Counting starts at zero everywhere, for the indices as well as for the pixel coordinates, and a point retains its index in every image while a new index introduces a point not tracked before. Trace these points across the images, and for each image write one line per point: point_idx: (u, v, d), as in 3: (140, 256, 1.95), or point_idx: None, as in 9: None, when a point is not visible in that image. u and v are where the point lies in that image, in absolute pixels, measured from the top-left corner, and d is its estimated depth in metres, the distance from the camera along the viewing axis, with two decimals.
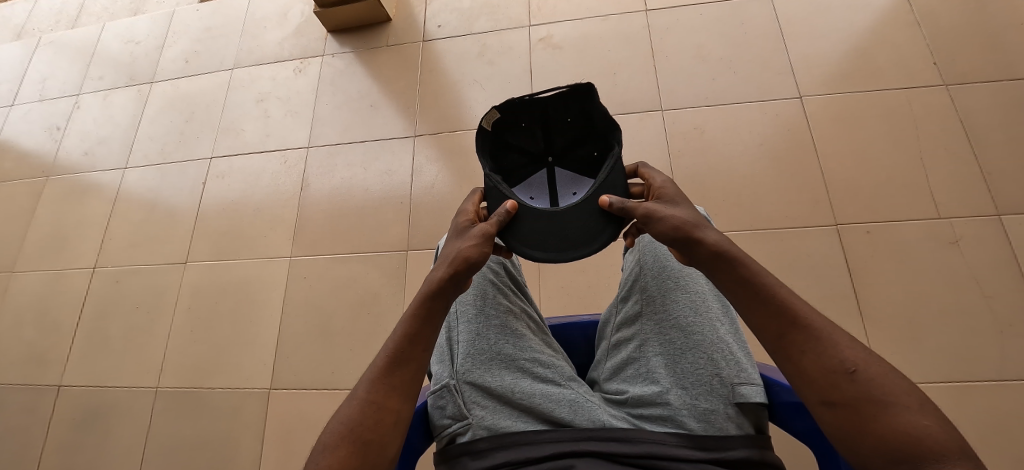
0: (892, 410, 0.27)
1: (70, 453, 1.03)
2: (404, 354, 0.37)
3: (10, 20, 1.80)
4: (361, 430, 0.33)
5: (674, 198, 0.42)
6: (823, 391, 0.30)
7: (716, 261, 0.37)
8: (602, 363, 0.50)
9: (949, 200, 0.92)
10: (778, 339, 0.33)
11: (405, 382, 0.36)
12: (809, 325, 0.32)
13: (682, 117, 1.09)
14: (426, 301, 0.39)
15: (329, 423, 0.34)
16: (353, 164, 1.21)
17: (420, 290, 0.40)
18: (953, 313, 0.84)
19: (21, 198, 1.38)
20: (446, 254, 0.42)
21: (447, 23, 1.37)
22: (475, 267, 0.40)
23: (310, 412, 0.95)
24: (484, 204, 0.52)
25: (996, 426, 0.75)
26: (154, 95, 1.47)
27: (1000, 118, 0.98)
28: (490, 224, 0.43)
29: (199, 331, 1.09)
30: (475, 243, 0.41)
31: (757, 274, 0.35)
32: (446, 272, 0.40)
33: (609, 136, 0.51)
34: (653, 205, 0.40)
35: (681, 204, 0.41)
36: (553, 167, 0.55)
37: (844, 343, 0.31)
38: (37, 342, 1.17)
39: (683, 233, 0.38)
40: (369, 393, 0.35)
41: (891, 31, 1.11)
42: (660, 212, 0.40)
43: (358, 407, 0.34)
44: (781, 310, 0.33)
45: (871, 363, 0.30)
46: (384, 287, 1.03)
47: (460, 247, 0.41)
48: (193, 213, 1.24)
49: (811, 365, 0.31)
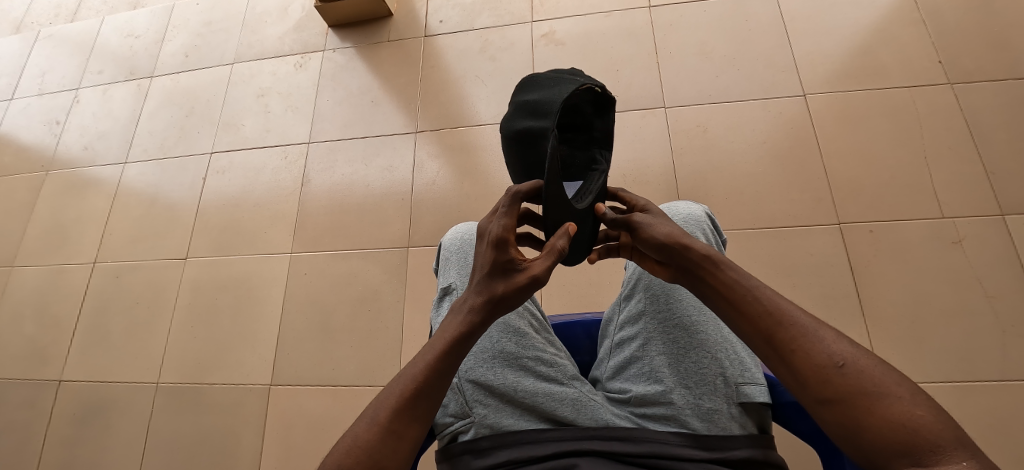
0: (886, 403, 0.27)
1: (71, 448, 1.04)
2: (427, 387, 0.35)
3: (10, 13, 1.79)
4: (378, 457, 0.32)
5: (656, 209, 0.45)
6: (817, 389, 0.29)
7: (699, 270, 0.38)
8: (605, 362, 0.50)
9: (953, 199, 0.92)
10: (769, 339, 0.32)
11: (425, 409, 0.35)
12: (794, 323, 0.32)
13: (684, 115, 1.09)
14: (455, 341, 0.37)
15: (342, 447, 0.33)
16: (354, 159, 1.21)
17: (443, 327, 0.38)
18: (956, 313, 0.83)
19: (21, 193, 1.38)
20: (480, 284, 0.38)
21: (449, 19, 1.35)
22: (510, 306, 0.39)
23: (310, 408, 0.95)
24: (516, 195, 0.40)
25: (996, 426, 0.75)
26: (155, 89, 1.47)
27: (1004, 117, 0.98)
28: (538, 265, 0.38)
29: (200, 326, 1.09)
30: (519, 294, 0.38)
31: (741, 277, 0.36)
32: (475, 319, 0.37)
33: (577, 144, 0.54)
34: (644, 216, 0.43)
35: (664, 215, 0.44)
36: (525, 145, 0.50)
37: (830, 338, 0.30)
38: (37, 337, 1.17)
39: (673, 242, 0.39)
40: (386, 419, 0.34)
41: (897, 29, 1.10)
42: (643, 222, 0.43)
43: (377, 434, 0.33)
44: (767, 310, 0.33)
45: (858, 357, 0.29)
46: (385, 283, 1.03)
47: (498, 291, 0.38)
48: (193, 208, 1.24)
49: (801, 362, 0.30)
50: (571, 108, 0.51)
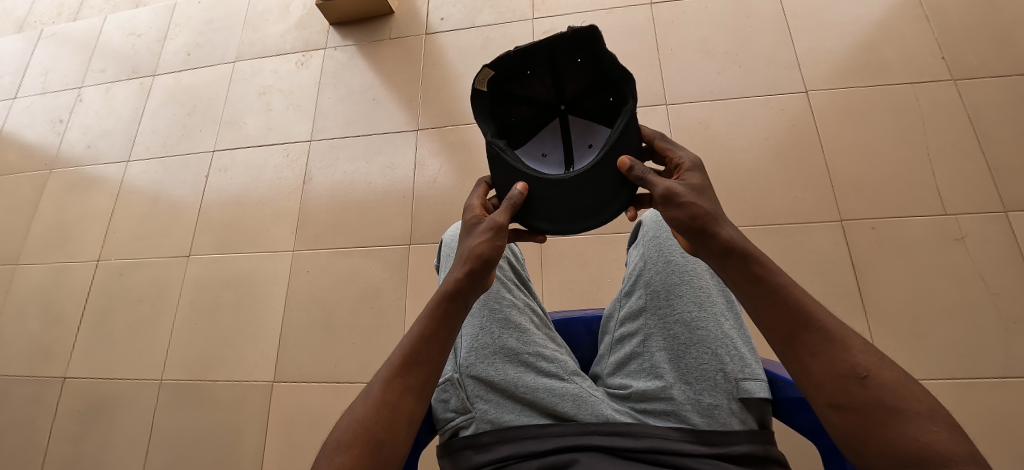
0: (905, 418, 0.26)
1: (77, 444, 1.04)
2: (422, 355, 0.36)
3: (13, 12, 1.79)
4: (374, 429, 0.32)
5: (697, 181, 0.39)
6: (832, 394, 0.29)
7: (727, 258, 0.35)
8: (605, 358, 0.50)
9: (956, 196, 0.91)
10: (787, 340, 0.32)
11: (419, 382, 0.35)
12: (821, 327, 0.31)
13: (686, 111, 1.08)
14: (444, 302, 0.38)
15: (342, 419, 0.33)
16: (356, 157, 1.21)
17: (437, 290, 0.39)
18: (958, 310, 0.83)
19: (25, 191, 1.39)
20: (462, 249, 0.41)
21: (450, 16, 1.35)
22: (489, 263, 0.39)
23: (312, 405, 0.96)
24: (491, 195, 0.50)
25: (998, 423, 0.75)
26: (157, 87, 1.47)
27: (1008, 113, 0.97)
28: (499, 214, 0.41)
29: (203, 323, 1.09)
30: (486, 238, 0.40)
31: (773, 273, 0.33)
32: (463, 271, 0.39)
33: (625, 82, 0.46)
34: (676, 188, 0.37)
35: (701, 191, 0.38)
36: (567, 116, 0.51)
37: (857, 347, 0.30)
38: (41, 333, 1.18)
39: (702, 223, 0.35)
40: (384, 392, 0.34)
41: (901, 25, 1.10)
42: (683, 195, 0.36)
43: (374, 406, 0.33)
44: (793, 311, 0.32)
45: (884, 368, 0.29)
46: (387, 280, 1.04)
47: (471, 244, 0.40)
48: (196, 206, 1.25)
49: (821, 368, 0.30)
50: (592, 53, 0.45)
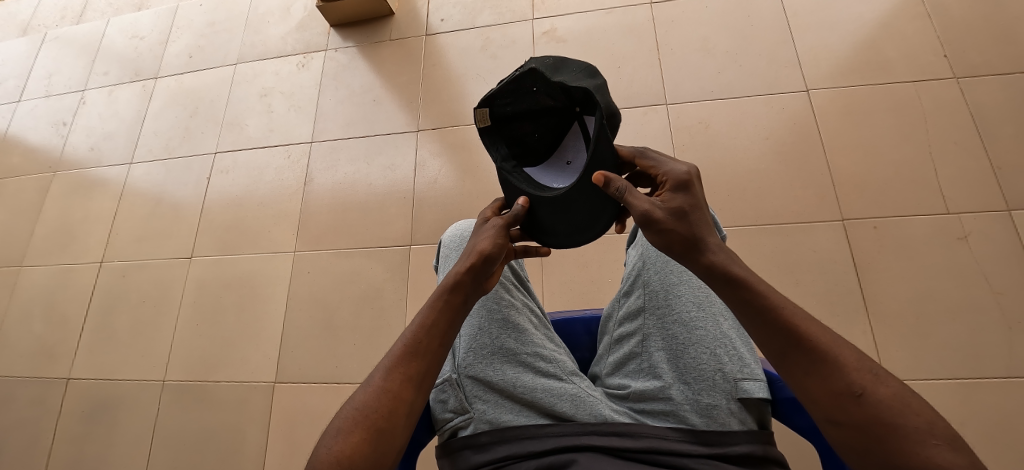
0: (903, 434, 0.26)
1: (80, 444, 1.05)
2: (422, 344, 0.36)
3: (17, 16, 1.80)
4: (375, 417, 0.32)
5: (677, 202, 0.36)
6: (830, 410, 0.29)
7: (713, 279, 0.35)
8: (604, 358, 0.50)
9: (959, 195, 0.91)
10: (781, 359, 0.32)
11: (418, 373, 0.35)
12: (813, 346, 0.30)
13: (686, 110, 1.08)
14: (445, 294, 0.38)
15: (342, 407, 0.34)
16: (356, 158, 1.21)
17: (441, 282, 0.39)
18: (960, 310, 0.83)
19: (29, 193, 1.40)
20: (465, 246, 0.42)
21: (450, 17, 1.35)
22: (491, 262, 0.40)
23: (313, 405, 0.96)
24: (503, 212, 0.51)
25: (1001, 423, 0.74)
26: (159, 90, 1.48)
27: (1010, 111, 0.96)
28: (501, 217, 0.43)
29: (206, 324, 1.10)
30: (492, 238, 0.41)
31: (768, 290, 0.33)
32: (464, 266, 0.39)
33: None
34: (652, 211, 0.36)
35: (682, 213, 0.36)
36: (585, 117, 0.48)
37: (851, 364, 0.29)
38: (46, 334, 1.19)
39: (690, 244, 0.35)
40: (385, 380, 0.34)
41: (902, 23, 1.09)
42: (659, 219, 0.36)
43: (375, 394, 0.33)
44: (787, 327, 0.31)
45: (880, 383, 0.28)
46: (387, 280, 1.04)
47: (477, 242, 0.41)
48: (199, 207, 1.25)
49: (817, 386, 0.30)
50: None
